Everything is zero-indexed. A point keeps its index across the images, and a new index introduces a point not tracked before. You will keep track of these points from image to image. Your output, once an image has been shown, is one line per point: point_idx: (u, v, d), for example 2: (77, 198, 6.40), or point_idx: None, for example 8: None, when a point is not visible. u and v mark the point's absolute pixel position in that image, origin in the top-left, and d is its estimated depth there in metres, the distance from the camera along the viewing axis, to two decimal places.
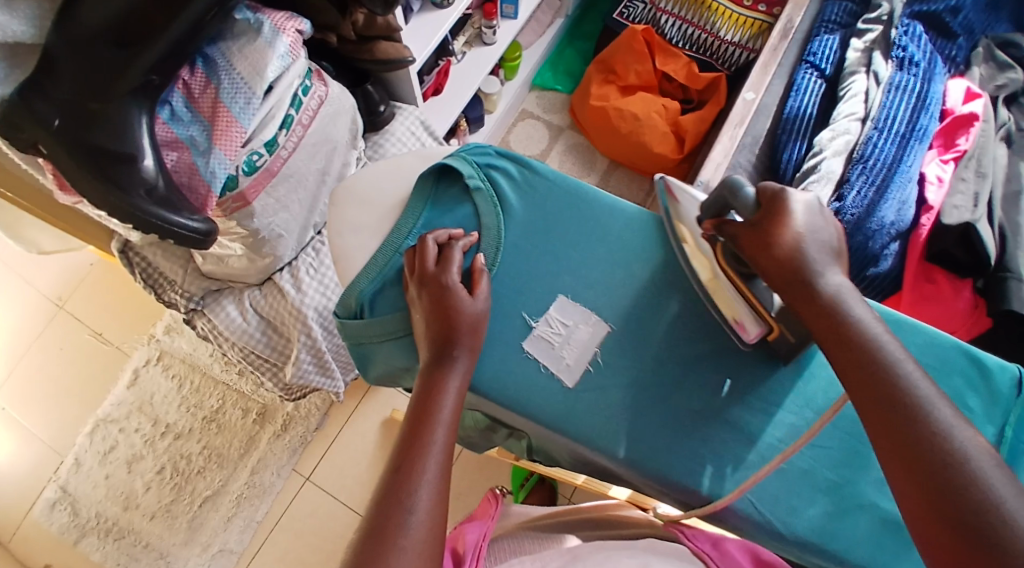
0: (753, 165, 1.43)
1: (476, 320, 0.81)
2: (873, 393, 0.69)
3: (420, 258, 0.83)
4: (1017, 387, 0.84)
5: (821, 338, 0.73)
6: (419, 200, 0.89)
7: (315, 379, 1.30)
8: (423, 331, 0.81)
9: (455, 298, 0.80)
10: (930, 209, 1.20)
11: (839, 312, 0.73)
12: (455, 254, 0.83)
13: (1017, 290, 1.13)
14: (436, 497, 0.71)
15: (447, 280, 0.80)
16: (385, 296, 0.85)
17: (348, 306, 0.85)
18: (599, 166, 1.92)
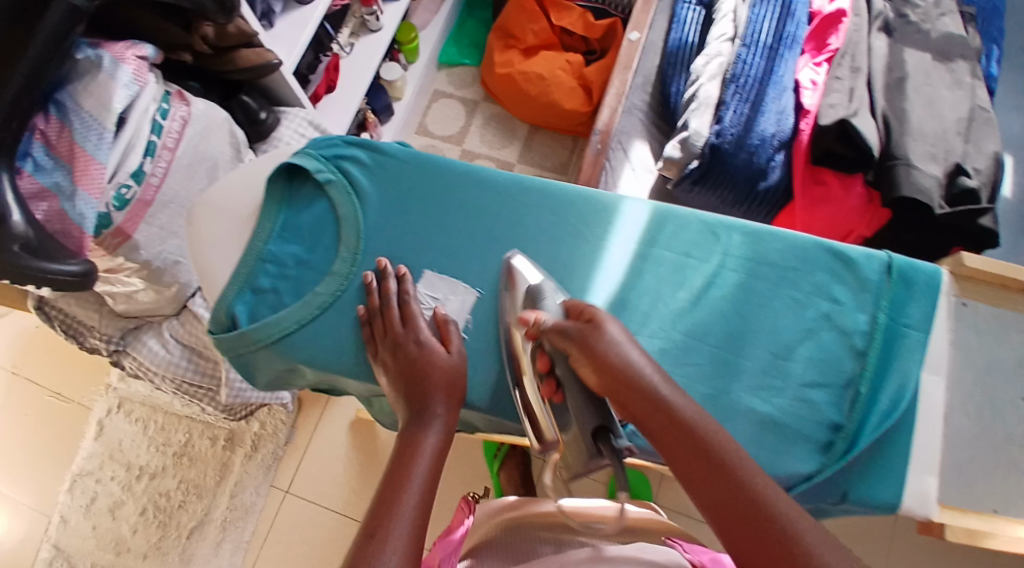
0: (648, 103, 1.47)
1: (456, 379, 0.82)
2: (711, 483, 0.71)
3: (383, 317, 0.84)
4: (885, 270, 0.87)
5: (661, 440, 0.75)
6: (272, 208, 0.87)
7: (254, 395, 1.31)
8: (393, 392, 0.81)
9: (434, 364, 0.82)
10: (808, 113, 1.20)
11: (655, 402, 0.76)
12: (416, 302, 0.85)
13: (906, 175, 1.15)
14: (411, 551, 0.69)
15: (419, 338, 0.83)
16: (257, 306, 0.86)
17: (220, 321, 0.86)
18: (520, 133, 1.90)
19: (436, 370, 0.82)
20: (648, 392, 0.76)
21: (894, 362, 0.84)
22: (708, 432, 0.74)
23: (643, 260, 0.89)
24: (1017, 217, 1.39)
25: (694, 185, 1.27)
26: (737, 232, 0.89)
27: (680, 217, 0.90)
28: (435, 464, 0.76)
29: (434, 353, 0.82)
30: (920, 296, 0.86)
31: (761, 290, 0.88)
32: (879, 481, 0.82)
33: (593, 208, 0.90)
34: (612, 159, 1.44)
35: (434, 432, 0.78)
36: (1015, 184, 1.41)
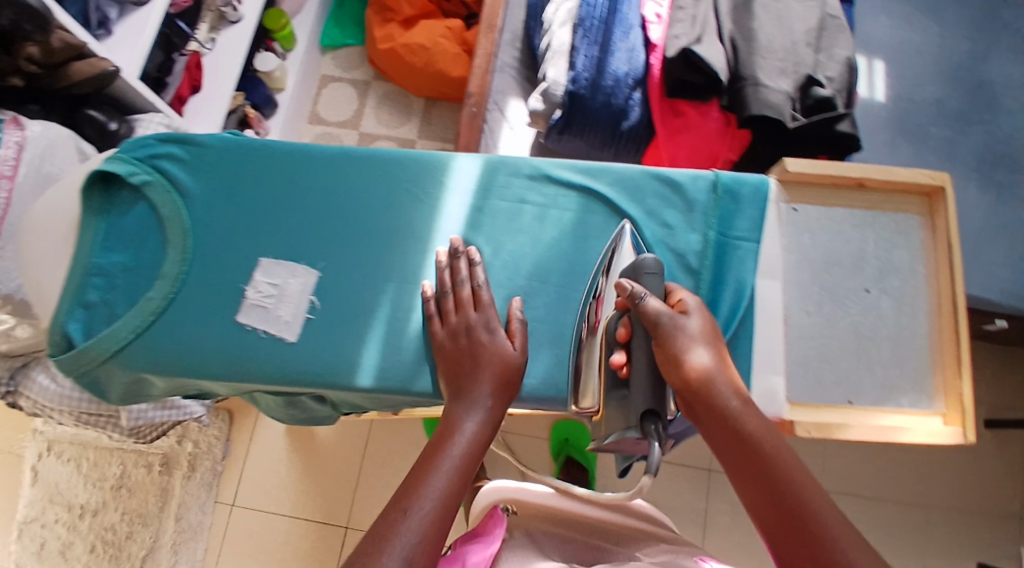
0: (518, 60, 1.40)
1: (512, 371, 0.79)
2: (771, 503, 0.71)
3: (453, 296, 0.82)
4: (711, 190, 0.88)
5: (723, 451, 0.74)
6: (96, 217, 0.86)
7: (158, 415, 1.29)
8: (445, 372, 0.80)
9: (483, 353, 0.79)
10: (656, 48, 1.19)
11: (721, 413, 0.74)
12: (485, 289, 0.82)
13: (754, 94, 1.15)
14: (429, 525, 0.68)
15: (475, 319, 0.80)
16: (94, 319, 0.85)
17: (57, 342, 0.84)
18: (417, 109, 1.80)
19: (499, 361, 0.79)
20: (715, 399, 0.74)
21: (731, 273, 0.87)
22: (774, 453, 0.73)
23: (479, 213, 0.87)
24: (891, 118, 1.39)
25: (562, 134, 1.24)
26: (566, 171, 0.89)
27: (510, 163, 0.88)
28: (470, 454, 0.74)
29: (497, 347, 0.79)
30: (750, 205, 0.88)
31: (596, 224, 0.88)
32: None
33: (423, 168, 0.87)
34: (489, 120, 1.38)
35: (471, 419, 0.76)
36: (885, 89, 1.41)
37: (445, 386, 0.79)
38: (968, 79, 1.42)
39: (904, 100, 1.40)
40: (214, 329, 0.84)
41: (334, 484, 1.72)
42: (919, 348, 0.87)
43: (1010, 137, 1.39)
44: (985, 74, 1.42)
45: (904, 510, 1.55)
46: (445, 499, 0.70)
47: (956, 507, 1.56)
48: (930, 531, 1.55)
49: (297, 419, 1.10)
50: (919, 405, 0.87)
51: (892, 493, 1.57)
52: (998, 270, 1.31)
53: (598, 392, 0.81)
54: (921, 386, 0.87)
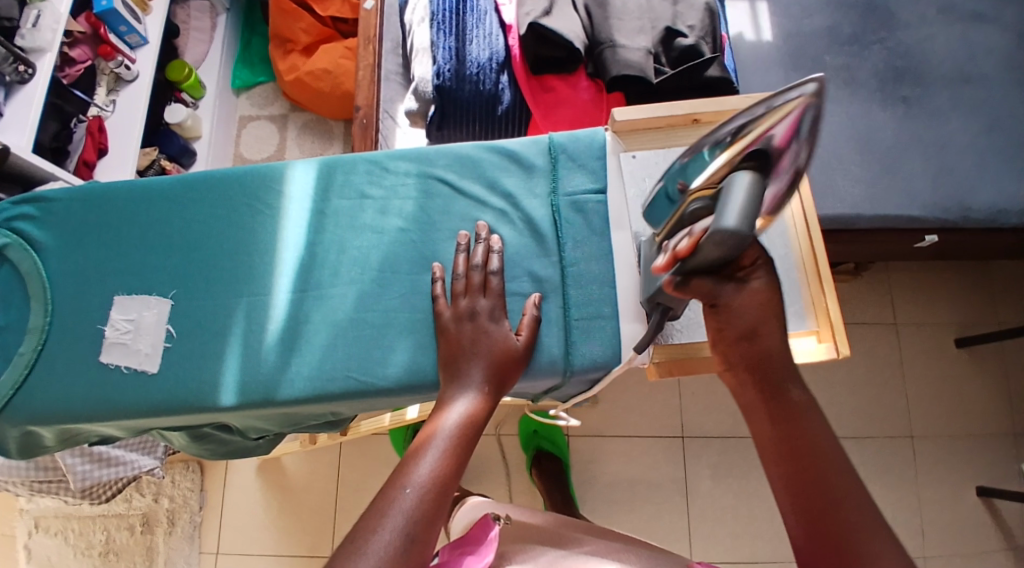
0: (402, 66, 1.41)
1: (511, 355, 0.81)
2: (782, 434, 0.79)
3: (464, 280, 0.84)
4: (547, 152, 0.88)
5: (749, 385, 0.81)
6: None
7: (105, 473, 1.31)
8: (444, 356, 0.82)
9: (481, 337, 0.81)
10: (511, 29, 1.21)
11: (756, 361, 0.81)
12: (496, 278, 0.84)
13: (613, 55, 1.15)
14: (421, 506, 0.72)
15: (473, 306, 0.83)
16: None
17: None
18: (337, 131, 1.85)
19: (499, 346, 0.81)
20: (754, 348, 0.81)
21: (579, 230, 0.86)
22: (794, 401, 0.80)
23: (321, 215, 0.89)
24: (781, 55, 1.33)
25: (441, 129, 1.26)
26: (400, 160, 0.90)
27: (345, 162, 0.91)
28: (466, 433, 0.77)
29: (502, 335, 0.82)
30: (586, 159, 0.88)
31: (437, 206, 0.88)
32: (588, 339, 0.84)
33: (259, 183, 0.91)
34: (382, 129, 1.38)
35: (466, 400, 0.79)
36: (770, 29, 1.34)
37: (441, 370, 0.82)
38: (858, 2, 1.35)
39: (794, 36, 1.34)
40: (79, 372, 0.87)
41: (314, 517, 1.74)
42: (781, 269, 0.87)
43: (912, 50, 1.31)
44: None
45: (890, 449, 1.48)
46: (434, 480, 0.74)
47: (938, 439, 1.48)
48: (922, 466, 1.47)
49: (224, 453, 1.13)
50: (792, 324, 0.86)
51: (875, 430, 1.49)
52: (917, 181, 1.24)
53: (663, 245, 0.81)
54: (789, 308, 0.86)
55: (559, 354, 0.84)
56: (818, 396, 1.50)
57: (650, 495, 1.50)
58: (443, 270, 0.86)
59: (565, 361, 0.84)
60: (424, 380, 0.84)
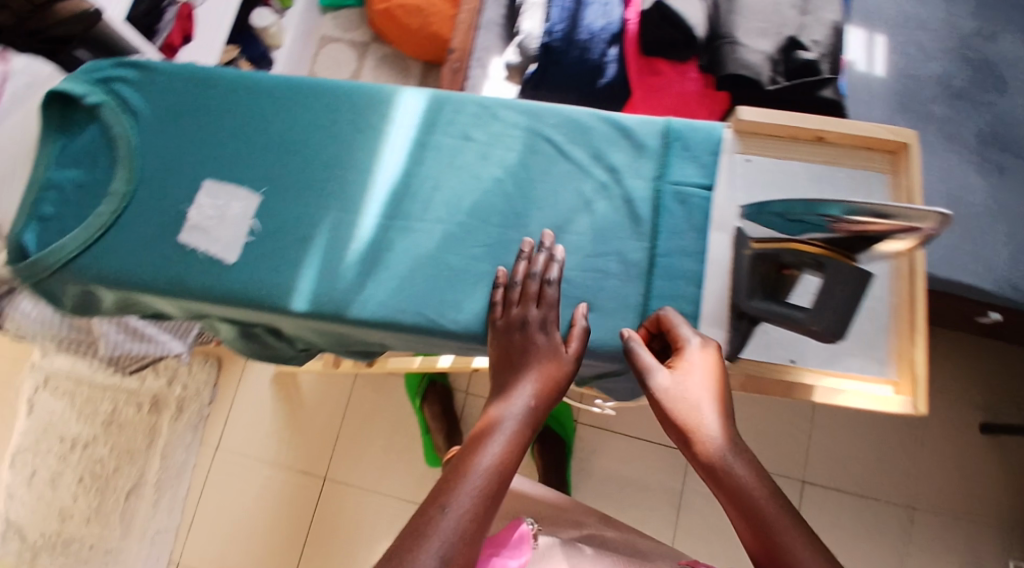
0: (504, 18, 1.40)
1: (558, 369, 0.79)
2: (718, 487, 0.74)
3: (519, 289, 0.82)
4: (661, 135, 0.87)
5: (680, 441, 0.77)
6: (51, 137, 0.89)
7: (135, 347, 1.33)
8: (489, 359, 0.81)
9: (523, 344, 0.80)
10: (633, 3, 1.19)
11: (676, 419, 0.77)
12: (552, 288, 0.83)
13: (731, 52, 1.13)
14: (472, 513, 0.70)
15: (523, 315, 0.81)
16: (45, 233, 0.87)
17: (12, 251, 0.87)
18: (413, 70, 1.85)
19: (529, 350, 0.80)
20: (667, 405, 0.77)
21: (677, 221, 0.85)
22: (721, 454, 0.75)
23: (423, 147, 0.89)
24: (887, 93, 1.30)
25: (537, 89, 1.23)
26: (511, 110, 0.89)
27: (457, 100, 0.90)
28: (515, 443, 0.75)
29: (546, 346, 0.80)
30: (700, 152, 0.86)
31: (538, 165, 0.88)
32: (661, 331, 0.84)
33: (366, 101, 0.90)
34: (472, 78, 1.38)
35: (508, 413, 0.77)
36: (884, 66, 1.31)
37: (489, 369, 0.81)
38: (977, 60, 1.32)
39: (905, 78, 1.31)
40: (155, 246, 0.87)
41: (317, 437, 1.77)
42: (875, 311, 0.86)
43: (1018, 120, 1.28)
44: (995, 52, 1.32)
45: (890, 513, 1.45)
46: (483, 491, 0.71)
47: (941, 513, 1.45)
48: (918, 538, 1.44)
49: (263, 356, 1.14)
50: (871, 369, 0.85)
51: (880, 491, 1.47)
52: (995, 253, 1.22)
53: (751, 268, 0.82)
54: (873, 351, 0.85)
55: None
56: (838, 442, 1.50)
57: (644, 494, 1.52)
58: (505, 274, 0.85)
59: None
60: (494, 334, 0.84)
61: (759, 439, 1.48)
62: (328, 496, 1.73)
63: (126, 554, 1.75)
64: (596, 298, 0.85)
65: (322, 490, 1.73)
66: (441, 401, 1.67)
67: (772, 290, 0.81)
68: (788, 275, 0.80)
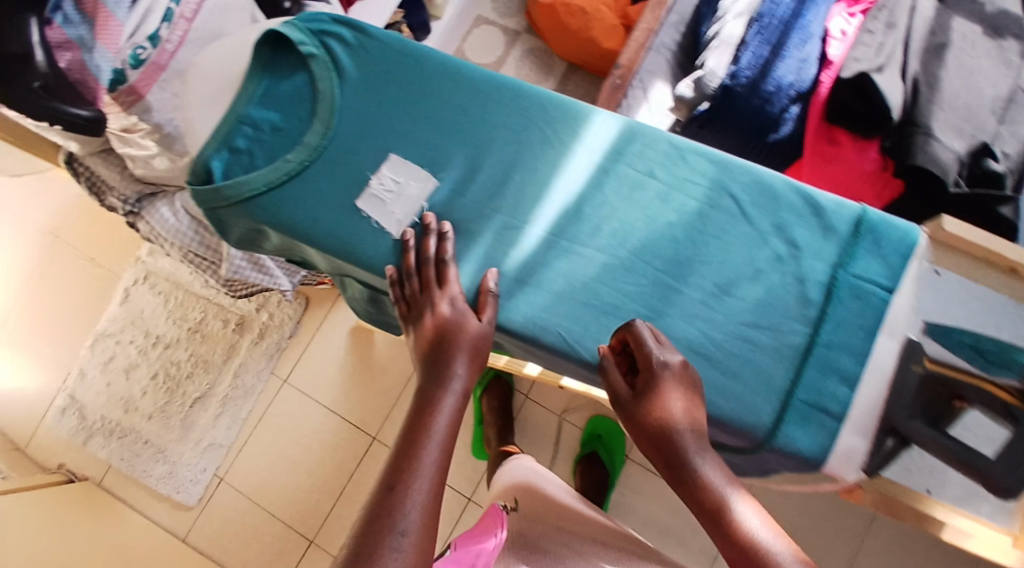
0: (677, 44, 1.38)
1: (473, 344, 0.83)
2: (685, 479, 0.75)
3: (422, 277, 0.85)
4: (852, 223, 0.85)
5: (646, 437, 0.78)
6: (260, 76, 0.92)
7: (252, 275, 1.39)
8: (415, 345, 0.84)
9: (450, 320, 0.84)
10: (831, 65, 1.15)
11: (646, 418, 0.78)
12: (453, 268, 0.85)
13: (924, 144, 1.09)
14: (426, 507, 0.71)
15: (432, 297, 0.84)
16: (232, 166, 0.91)
17: (196, 174, 0.91)
18: (557, 69, 1.84)
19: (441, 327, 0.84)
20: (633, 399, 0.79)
21: (845, 314, 0.84)
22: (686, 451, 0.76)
23: (604, 173, 0.87)
24: None
25: (702, 128, 1.22)
26: (703, 158, 0.86)
27: (650, 133, 0.87)
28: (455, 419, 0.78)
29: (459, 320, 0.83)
30: (888, 251, 0.85)
31: (716, 220, 0.85)
32: (801, 428, 0.82)
33: (561, 112, 0.88)
34: (630, 97, 1.36)
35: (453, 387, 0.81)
36: None
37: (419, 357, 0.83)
38: None
39: None
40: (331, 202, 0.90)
41: (376, 395, 1.78)
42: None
43: None
44: None
45: None
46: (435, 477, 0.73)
47: None
48: None
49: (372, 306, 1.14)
50: (996, 518, 0.86)
51: None
52: None
53: (927, 388, 0.85)
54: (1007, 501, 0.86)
55: (766, 421, 0.82)
56: (891, 553, 1.39)
57: None
58: (411, 238, 0.87)
59: (770, 431, 0.82)
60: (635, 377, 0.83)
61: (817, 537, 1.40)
62: (374, 455, 1.75)
63: (174, 456, 1.79)
64: (743, 371, 0.83)
65: (369, 448, 1.75)
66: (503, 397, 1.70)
67: (939, 415, 0.86)
68: (960, 407, 0.86)
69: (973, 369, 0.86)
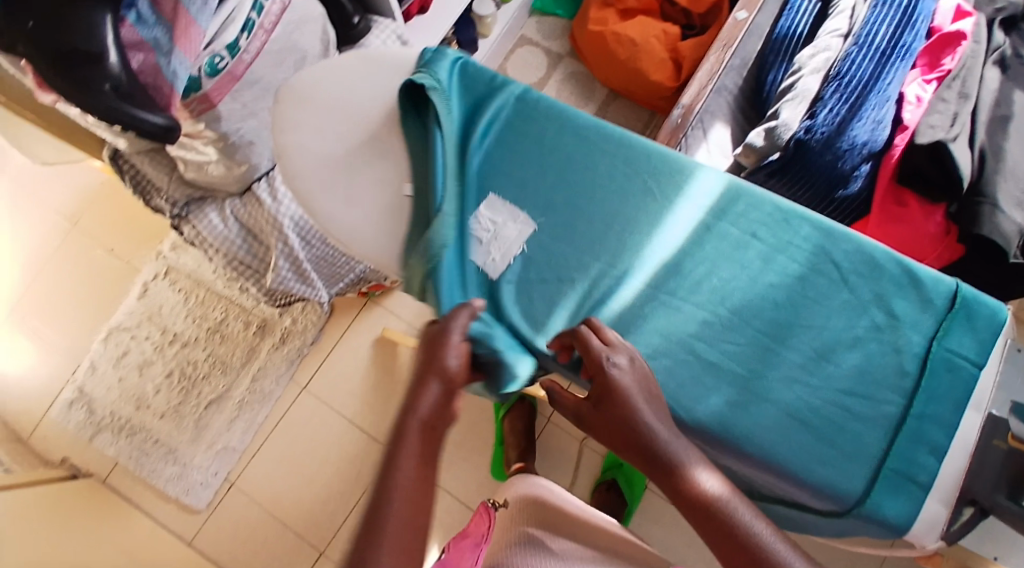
0: (739, 87, 1.37)
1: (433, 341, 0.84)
2: (659, 471, 0.80)
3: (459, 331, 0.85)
4: (949, 298, 0.87)
5: (610, 426, 0.82)
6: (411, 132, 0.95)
7: (296, 286, 1.36)
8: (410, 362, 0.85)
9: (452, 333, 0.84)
10: (906, 129, 1.15)
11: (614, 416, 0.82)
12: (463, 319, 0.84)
13: (990, 213, 1.09)
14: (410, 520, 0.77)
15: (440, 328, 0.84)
16: (337, 193, 0.94)
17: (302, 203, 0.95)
18: (597, 95, 1.84)
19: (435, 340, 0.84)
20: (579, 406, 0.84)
21: (939, 388, 0.86)
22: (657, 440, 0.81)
23: (708, 229, 0.90)
24: None
25: (770, 177, 1.23)
26: (808, 224, 0.89)
27: (755, 195, 0.91)
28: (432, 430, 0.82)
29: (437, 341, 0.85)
30: (981, 328, 0.86)
31: (818, 286, 0.88)
32: (891, 497, 0.84)
33: (668, 169, 0.92)
34: (688, 136, 1.34)
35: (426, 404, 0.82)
36: None
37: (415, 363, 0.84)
38: None
39: None
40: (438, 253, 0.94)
41: (397, 411, 1.74)
42: None
43: None
44: None
45: None
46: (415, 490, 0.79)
47: None
48: None
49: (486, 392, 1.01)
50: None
51: None
52: None
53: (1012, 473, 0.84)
54: None
55: (858, 490, 0.84)
56: None
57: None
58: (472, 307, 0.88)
59: (860, 499, 0.84)
60: (729, 435, 0.85)
61: None
62: None
63: (186, 457, 1.73)
64: (833, 435, 0.86)
65: None
66: (526, 418, 1.63)
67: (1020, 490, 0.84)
68: None
69: None
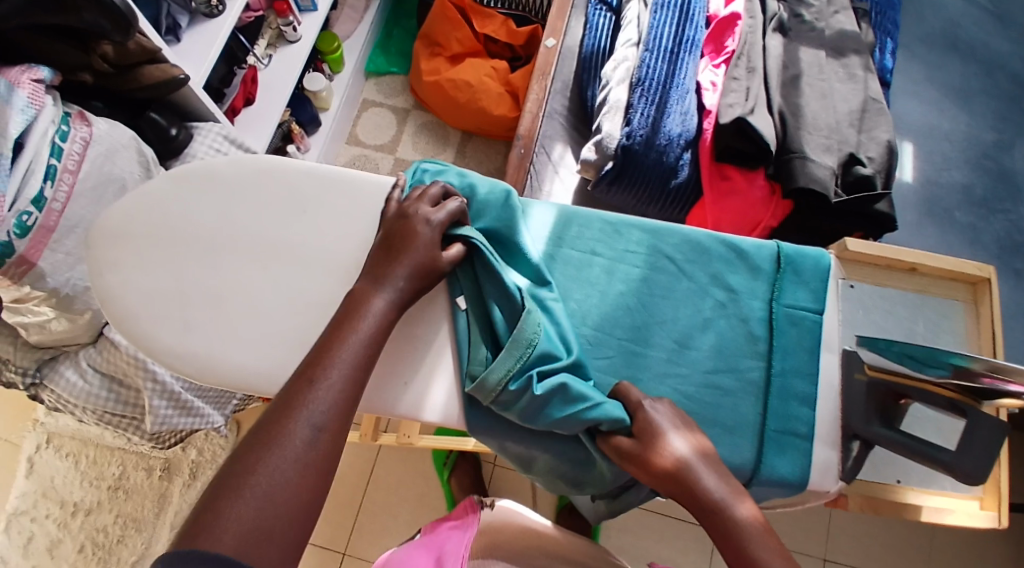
0: (568, 108, 1.41)
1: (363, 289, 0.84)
2: (675, 485, 0.78)
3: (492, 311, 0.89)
4: (774, 260, 0.91)
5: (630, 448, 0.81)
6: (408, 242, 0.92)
7: (181, 421, 1.31)
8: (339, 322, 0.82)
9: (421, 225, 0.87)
10: (710, 113, 1.21)
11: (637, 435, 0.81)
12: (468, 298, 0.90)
13: (801, 167, 1.15)
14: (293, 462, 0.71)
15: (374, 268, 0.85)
16: (171, 327, 0.91)
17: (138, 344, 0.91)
18: (453, 139, 1.86)
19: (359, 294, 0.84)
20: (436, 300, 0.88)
21: (790, 343, 0.89)
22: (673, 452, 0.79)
23: (552, 259, 0.92)
24: (916, 201, 1.39)
25: (611, 185, 1.26)
26: (637, 228, 0.93)
27: (583, 216, 0.94)
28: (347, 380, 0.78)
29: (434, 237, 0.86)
30: (810, 279, 0.90)
31: (662, 283, 0.91)
32: (780, 456, 0.86)
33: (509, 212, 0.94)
34: (536, 163, 1.37)
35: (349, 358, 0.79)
36: (912, 171, 1.41)
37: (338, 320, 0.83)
38: (992, 169, 1.42)
39: (929, 184, 1.41)
40: (290, 357, 0.90)
41: None
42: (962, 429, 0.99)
43: None
44: (1009, 165, 1.42)
45: None
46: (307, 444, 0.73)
47: None
48: None
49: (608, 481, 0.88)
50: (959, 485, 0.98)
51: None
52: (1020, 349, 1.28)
53: (858, 397, 0.87)
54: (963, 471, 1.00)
55: (750, 460, 0.85)
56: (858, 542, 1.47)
57: None
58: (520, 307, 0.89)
59: (754, 468, 0.85)
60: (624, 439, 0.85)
61: (788, 530, 1.45)
62: None
63: None
64: (713, 413, 0.87)
65: None
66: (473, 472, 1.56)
67: (884, 413, 0.87)
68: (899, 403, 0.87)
69: (905, 370, 0.86)
